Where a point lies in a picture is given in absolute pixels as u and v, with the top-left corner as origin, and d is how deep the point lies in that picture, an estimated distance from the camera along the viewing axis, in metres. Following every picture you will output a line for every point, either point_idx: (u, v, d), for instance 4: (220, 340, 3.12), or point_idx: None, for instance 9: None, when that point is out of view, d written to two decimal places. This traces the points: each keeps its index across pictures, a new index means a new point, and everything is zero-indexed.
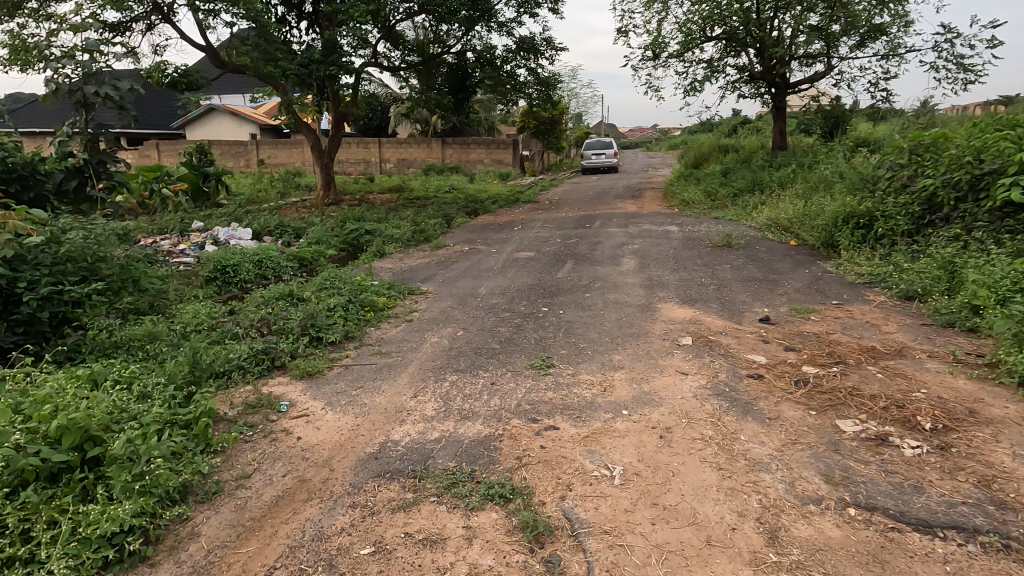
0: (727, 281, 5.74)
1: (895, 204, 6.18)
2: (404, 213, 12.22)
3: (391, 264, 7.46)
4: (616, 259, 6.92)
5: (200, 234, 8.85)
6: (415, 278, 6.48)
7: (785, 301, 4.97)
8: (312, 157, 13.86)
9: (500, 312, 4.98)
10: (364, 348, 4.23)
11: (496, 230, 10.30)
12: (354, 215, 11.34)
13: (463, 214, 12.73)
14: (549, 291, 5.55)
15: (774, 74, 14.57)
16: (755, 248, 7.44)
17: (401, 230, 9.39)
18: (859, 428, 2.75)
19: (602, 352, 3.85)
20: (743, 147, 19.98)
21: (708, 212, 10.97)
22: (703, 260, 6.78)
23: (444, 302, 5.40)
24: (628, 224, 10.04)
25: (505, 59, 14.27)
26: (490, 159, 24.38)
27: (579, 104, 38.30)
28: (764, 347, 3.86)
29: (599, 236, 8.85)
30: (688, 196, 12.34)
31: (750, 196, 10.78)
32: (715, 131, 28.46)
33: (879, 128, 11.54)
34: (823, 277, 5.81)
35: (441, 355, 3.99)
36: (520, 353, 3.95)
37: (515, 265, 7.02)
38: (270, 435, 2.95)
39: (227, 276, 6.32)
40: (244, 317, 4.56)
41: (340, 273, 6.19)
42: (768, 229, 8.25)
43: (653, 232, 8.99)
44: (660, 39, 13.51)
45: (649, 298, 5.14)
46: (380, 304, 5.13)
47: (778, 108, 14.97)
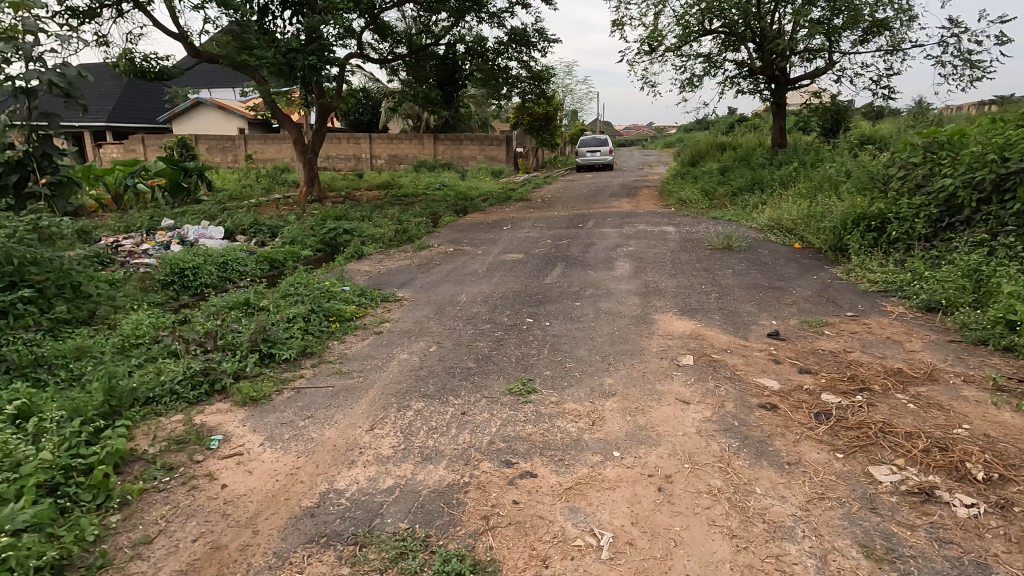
0: (729, 288, 5.27)
1: (910, 206, 5.74)
2: (389, 211, 11.71)
3: (369, 266, 6.96)
4: (609, 263, 6.46)
5: (166, 233, 8.28)
6: (393, 283, 5.99)
7: (794, 312, 4.52)
8: (295, 151, 13.30)
9: (480, 323, 4.50)
10: (321, 366, 3.73)
11: (484, 230, 9.80)
12: (336, 213, 10.83)
13: (452, 212, 12.24)
14: (535, 298, 5.07)
15: (774, 69, 14.11)
16: (757, 251, 6.99)
17: (383, 230, 8.89)
18: (898, 478, 2.29)
19: (591, 374, 3.37)
20: (741, 145, 19.56)
21: (707, 212, 10.52)
22: (703, 264, 6.32)
23: (419, 311, 4.92)
24: (623, 224, 9.58)
25: (496, 52, 13.76)
26: (482, 156, 23.87)
27: (574, 101, 37.83)
28: (776, 369, 3.39)
29: (592, 236, 8.38)
30: (685, 195, 11.90)
31: (750, 195, 10.34)
32: (712, 129, 28.05)
33: (883, 126, 11.13)
34: (834, 284, 5.36)
35: (408, 377, 3.49)
36: (498, 374, 3.46)
37: (502, 268, 6.54)
38: (189, 482, 2.45)
39: (186, 279, 5.78)
40: (189, 329, 4.04)
41: (308, 278, 5.68)
42: (771, 231, 7.80)
43: (649, 233, 8.53)
44: (656, 32, 13.02)
45: (644, 308, 4.67)
46: (347, 314, 4.62)
47: (778, 105, 14.53)
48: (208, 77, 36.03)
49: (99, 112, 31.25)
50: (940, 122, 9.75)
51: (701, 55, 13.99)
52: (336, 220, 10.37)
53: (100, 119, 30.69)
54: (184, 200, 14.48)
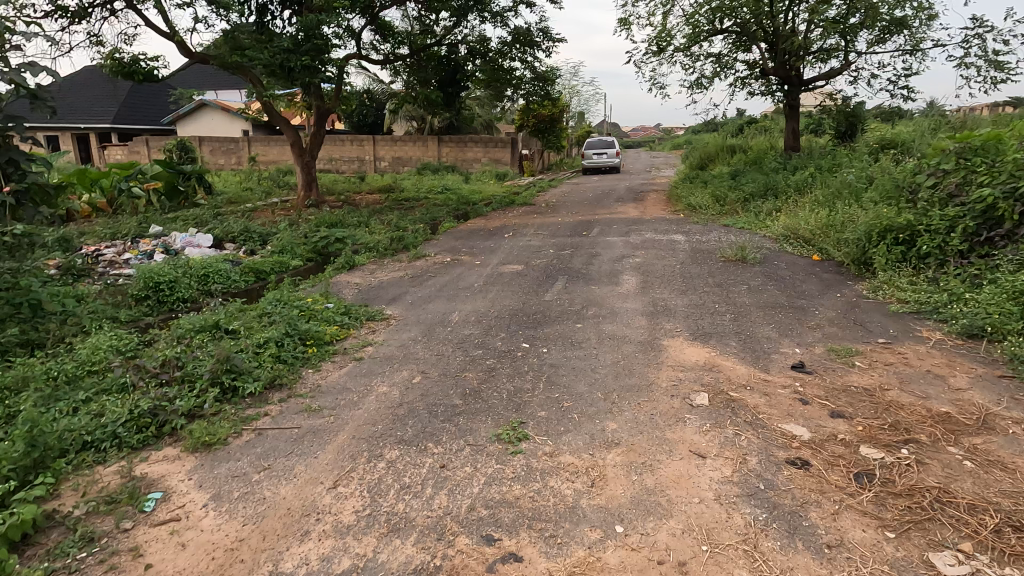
0: (744, 308, 4.84)
1: (942, 217, 5.30)
2: (388, 217, 11.34)
3: (359, 279, 6.58)
4: (615, 276, 6.05)
5: (152, 241, 7.96)
6: (383, 298, 5.61)
7: (818, 337, 4.09)
8: (292, 154, 12.97)
9: (471, 348, 4.10)
10: (290, 401, 3.34)
11: (484, 237, 9.39)
12: (333, 218, 10.47)
13: (453, 218, 11.86)
14: (533, 318, 4.67)
15: (786, 70, 13.62)
16: (773, 263, 6.55)
17: (378, 238, 8.51)
18: (966, 571, 1.86)
19: (592, 417, 2.96)
20: (751, 148, 19.07)
21: (717, 219, 10.07)
22: (715, 278, 5.89)
23: (407, 333, 4.53)
24: (629, 231, 9.15)
25: (499, 52, 13.39)
26: (487, 159, 23.50)
27: (581, 103, 37.40)
28: (803, 412, 2.97)
29: (597, 246, 7.97)
30: (695, 201, 11.45)
31: (763, 202, 9.88)
32: (721, 131, 27.54)
33: (902, 129, 10.65)
34: (859, 304, 4.91)
35: (384, 417, 3.09)
36: (486, 414, 3.06)
37: (500, 282, 6.15)
38: (108, 560, 2.06)
39: (161, 294, 5.43)
40: (147, 357, 3.66)
41: (290, 293, 5.30)
42: (786, 241, 7.35)
43: (656, 242, 8.11)
44: (665, 32, 12.59)
45: (652, 332, 4.25)
46: (326, 336, 4.23)
47: (791, 107, 14.04)
48: (213, 78, 35.92)
49: (103, 113, 31.16)
50: (965, 126, 9.27)
51: (711, 55, 13.52)
52: (332, 227, 10.01)
53: (104, 121, 30.59)
54: (181, 204, 14.18)
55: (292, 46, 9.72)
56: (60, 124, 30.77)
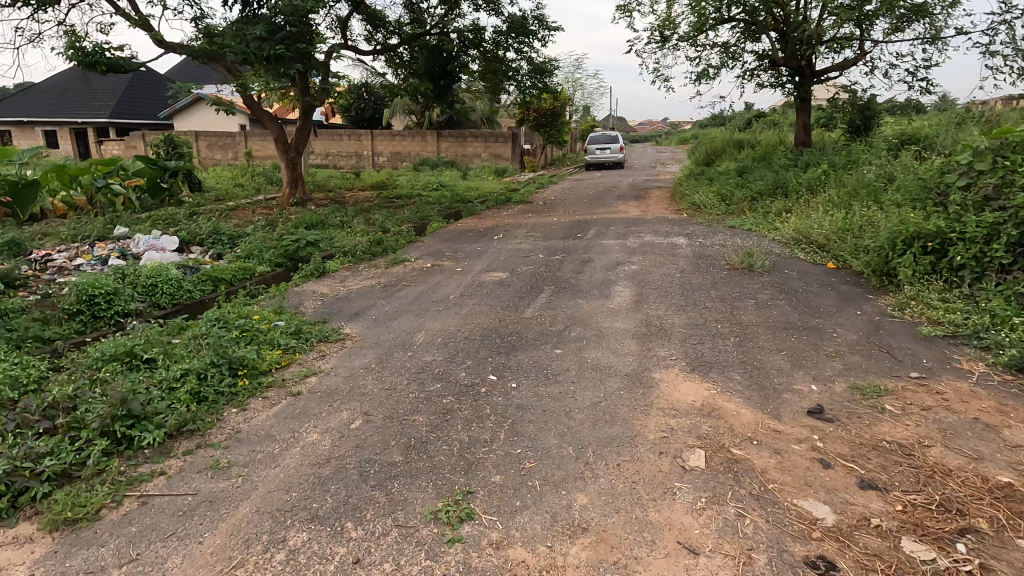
0: (750, 328, 4.22)
1: (978, 224, 4.65)
2: (374, 216, 10.75)
3: (326, 288, 6.00)
4: (606, 288, 5.44)
5: (109, 245, 7.41)
6: (347, 313, 5.04)
7: (837, 369, 3.46)
8: (277, 150, 12.38)
9: (429, 380, 3.50)
10: (196, 453, 2.76)
11: (472, 240, 8.80)
12: (314, 218, 9.91)
13: (444, 218, 11.28)
14: (508, 342, 4.08)
15: (797, 60, 12.88)
16: (783, 272, 5.90)
17: (356, 241, 7.93)
18: None
19: (559, 485, 2.37)
20: (760, 143, 18.33)
21: (723, 220, 9.42)
22: (719, 290, 5.26)
23: (362, 358, 3.93)
24: (627, 233, 8.51)
25: (494, 43, 12.73)
26: (487, 154, 22.84)
27: (585, 96, 36.56)
28: (825, 480, 2.35)
29: (591, 250, 7.36)
30: (699, 200, 10.81)
31: (772, 202, 9.22)
32: (728, 125, 26.76)
33: (922, 123, 9.95)
34: (883, 324, 4.28)
35: (303, 481, 2.50)
36: (427, 479, 2.46)
37: (480, 292, 5.55)
38: None
39: (97, 308, 4.88)
40: (39, 394, 3.09)
41: (239, 308, 4.72)
42: (798, 247, 6.70)
43: (655, 246, 7.48)
44: (668, 20, 11.89)
45: (642, 360, 3.65)
46: (263, 364, 3.65)
47: (802, 100, 13.31)
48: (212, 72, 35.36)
49: (100, 108, 30.80)
50: (993, 121, 8.56)
51: (717, 45, 12.80)
52: (312, 228, 9.44)
53: (101, 115, 30.26)
54: (165, 202, 13.91)
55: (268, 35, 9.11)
56: (57, 120, 30.50)
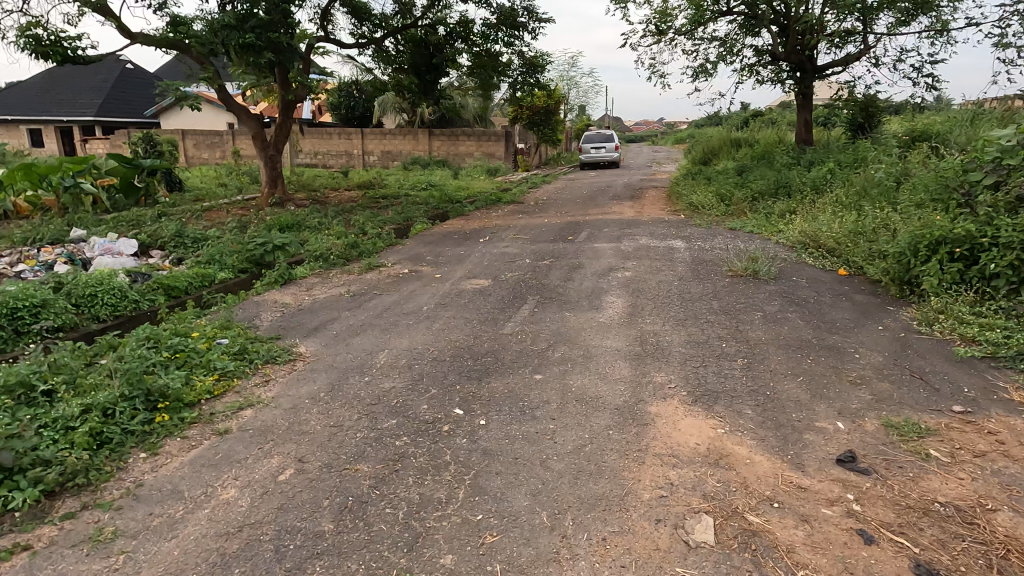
0: (760, 347, 3.70)
1: (1013, 228, 4.14)
2: (355, 217, 10.19)
3: (290, 298, 5.45)
4: (597, 298, 4.91)
5: (59, 249, 6.84)
6: (306, 328, 4.49)
7: (866, 402, 2.93)
8: (254, 148, 11.79)
9: (384, 415, 2.95)
10: (77, 517, 2.22)
11: (456, 242, 8.27)
12: (291, 219, 9.35)
13: (429, 220, 10.74)
14: (483, 365, 3.53)
15: (799, 55, 12.38)
16: (791, 280, 5.39)
17: (330, 244, 7.37)
18: None
19: (526, 574, 1.84)
20: (758, 142, 17.86)
21: (722, 221, 8.92)
22: (722, 301, 4.73)
23: (311, 385, 3.38)
24: (622, 236, 7.99)
25: (482, 36, 12.18)
26: (479, 153, 22.29)
27: (580, 96, 36.02)
28: (868, 565, 1.84)
29: (582, 254, 6.83)
30: (697, 200, 10.31)
31: (775, 202, 8.71)
32: (725, 124, 26.31)
33: (931, 119, 9.46)
34: (910, 341, 3.76)
35: (202, 562, 1.96)
36: (359, 561, 1.93)
37: (458, 302, 5.02)
38: None
39: (20, 323, 4.31)
40: None
41: (180, 324, 4.16)
42: (805, 251, 6.19)
43: (651, 250, 6.96)
44: (664, 12, 11.35)
45: (637, 389, 3.11)
46: (190, 395, 3.10)
47: (803, 98, 12.78)
48: None
49: (85, 106, 30.11)
50: (1008, 116, 8.07)
51: (715, 40, 12.29)
52: (287, 230, 8.88)
53: (86, 113, 29.56)
54: (140, 201, 13.39)
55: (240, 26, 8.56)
56: (42, 118, 29.82)
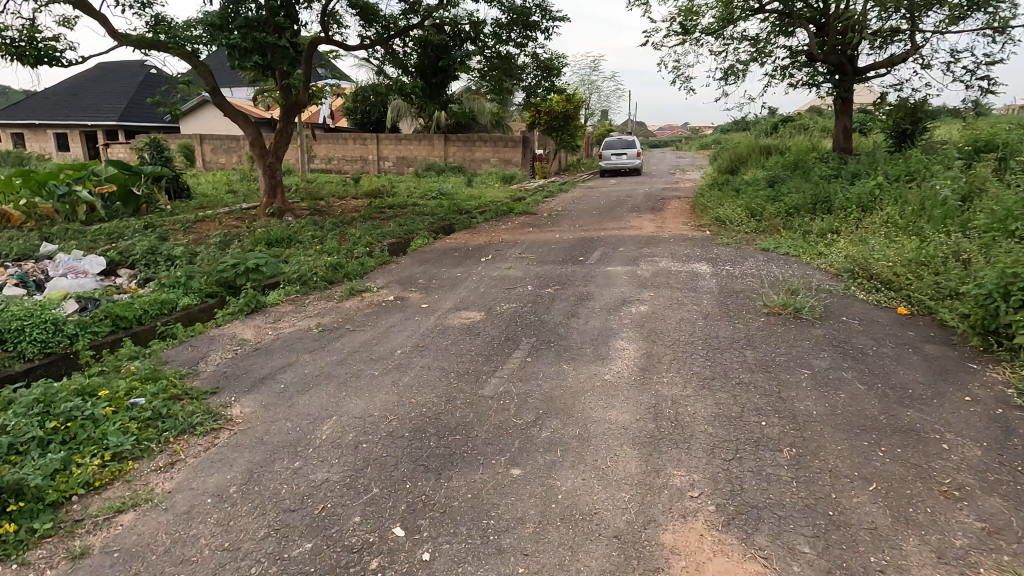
0: (812, 428, 2.83)
1: None
2: (354, 230, 9.51)
3: (252, 333, 4.74)
4: (604, 342, 4.08)
5: (21, 269, 6.27)
6: (254, 377, 3.77)
7: (974, 536, 2.06)
8: (253, 155, 11.24)
9: (299, 533, 2.18)
10: None
11: (455, 261, 7.53)
12: (282, 232, 8.71)
13: (432, 234, 10.04)
14: (448, 447, 2.74)
15: (838, 56, 11.33)
16: (840, 320, 4.50)
17: (314, 264, 6.68)
18: None
19: None
20: (789, 150, 16.81)
21: (754, 241, 8.02)
22: (758, 352, 3.87)
23: (223, 473, 2.62)
24: (639, 257, 7.16)
25: (493, 36, 11.44)
26: (495, 159, 21.56)
27: (601, 101, 35.28)
28: None
29: (592, 281, 6.01)
30: (725, 216, 9.45)
31: (814, 221, 7.79)
32: (753, 129, 25.22)
33: (992, 126, 8.42)
34: (1014, 424, 2.86)
35: None
36: None
37: (439, 344, 4.24)
38: None
39: None
40: None
41: (96, 377, 3.46)
42: (855, 284, 5.30)
43: (672, 275, 6.10)
44: (689, 10, 10.46)
45: (647, 501, 2.29)
46: (55, 493, 2.37)
47: (843, 103, 11.67)
48: None
49: (109, 110, 30.30)
50: None
51: (745, 40, 11.35)
52: (276, 246, 8.24)
53: (110, 117, 29.71)
54: (141, 209, 13.02)
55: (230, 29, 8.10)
56: (67, 122, 30.11)
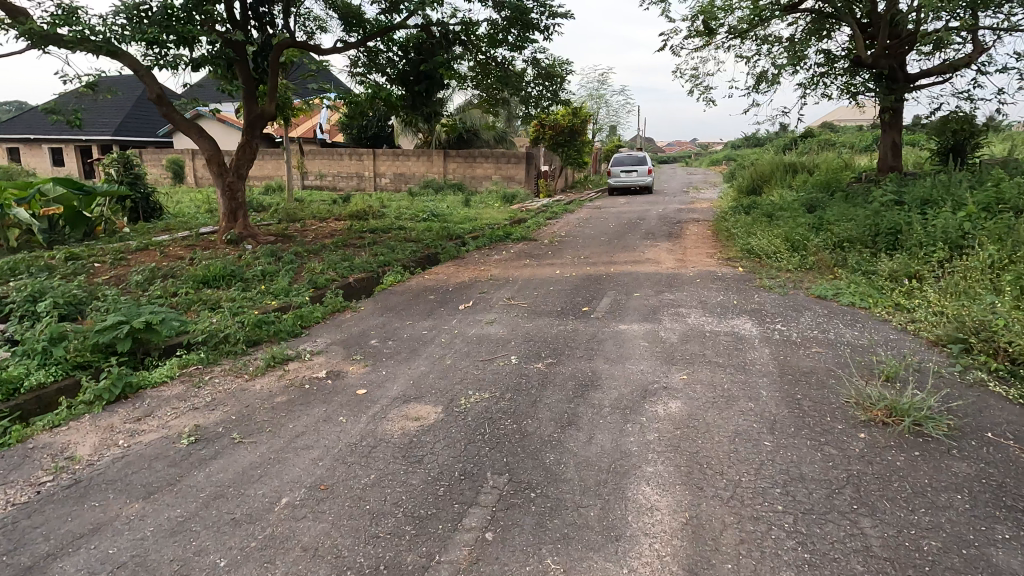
0: None
1: None
2: (317, 263, 8.01)
3: (92, 445, 3.20)
4: (619, 493, 2.48)
5: None
6: (16, 566, 2.20)
7: None
8: (210, 173, 9.81)
9: None
10: None
11: (428, 310, 5.99)
12: (227, 267, 7.25)
13: (410, 266, 8.53)
14: None
15: (886, 61, 9.66)
16: (984, 439, 2.91)
17: (238, 318, 5.15)
18: None
19: None
20: (818, 168, 15.25)
21: (802, 282, 6.47)
22: (882, 520, 2.28)
23: None
24: (660, 306, 5.60)
25: (487, 39, 10.01)
26: (496, 176, 20.12)
27: (609, 116, 34.32)
28: None
29: (599, 348, 4.43)
30: (761, 248, 7.88)
31: (880, 261, 6.24)
32: (770, 146, 23.76)
33: None
34: None
35: None
36: None
37: (354, 484, 2.66)
38: None
39: None
40: None
41: None
42: (978, 368, 3.73)
43: (708, 341, 4.53)
44: (714, 7, 8.97)
45: None
46: None
47: (891, 115, 10.08)
48: None
49: (104, 124, 29.41)
50: None
51: (777, 43, 9.84)
52: (213, 287, 6.73)
53: (105, 132, 28.81)
54: (95, 231, 11.69)
55: (162, 30, 6.79)
56: (62, 137, 29.26)
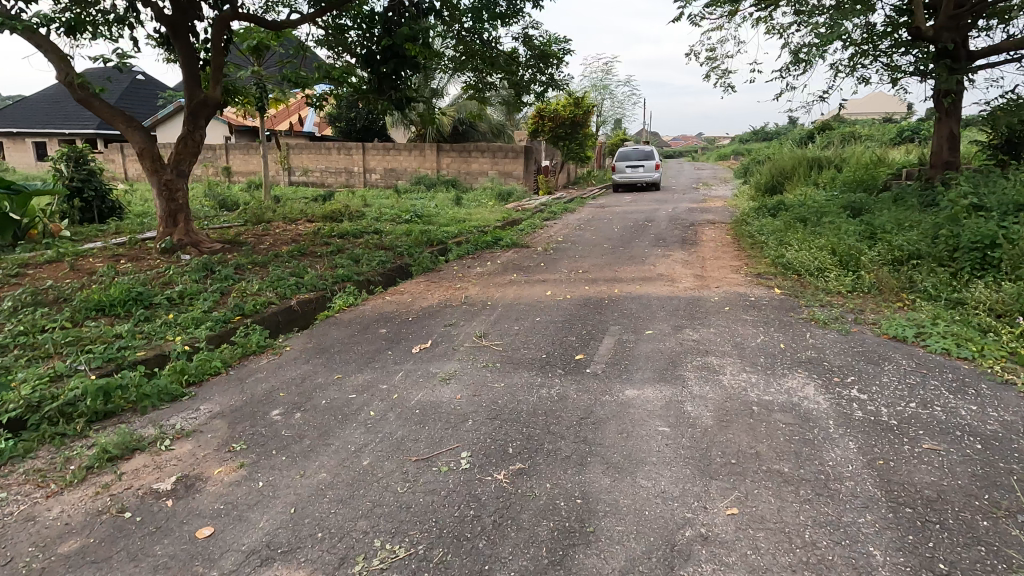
0: None
1: None
2: (254, 280, 6.56)
3: None
4: None
5: None
6: None
7: None
8: (143, 170, 8.32)
9: None
10: None
11: (370, 353, 4.51)
12: (135, 287, 5.80)
13: (371, 281, 7.06)
14: None
15: (948, 36, 8.06)
16: None
17: (91, 374, 3.68)
18: None
19: None
20: (846, 163, 13.70)
21: (865, 311, 4.97)
22: None
23: None
24: (679, 353, 4.10)
25: (472, 13, 8.48)
26: (491, 170, 18.58)
27: (614, 108, 32.69)
28: None
29: (595, 439, 2.93)
30: (800, 263, 6.35)
31: (973, 287, 4.74)
32: (786, 140, 22.14)
33: None
34: None
35: None
36: None
37: None
38: None
39: None
40: None
41: None
42: None
43: (760, 425, 3.03)
44: None
45: None
46: None
47: (952, 100, 8.55)
48: None
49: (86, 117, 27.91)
50: None
51: (813, 14, 8.30)
52: (108, 315, 5.29)
53: (88, 126, 27.38)
54: (31, 236, 10.25)
55: None
56: (43, 130, 27.80)
